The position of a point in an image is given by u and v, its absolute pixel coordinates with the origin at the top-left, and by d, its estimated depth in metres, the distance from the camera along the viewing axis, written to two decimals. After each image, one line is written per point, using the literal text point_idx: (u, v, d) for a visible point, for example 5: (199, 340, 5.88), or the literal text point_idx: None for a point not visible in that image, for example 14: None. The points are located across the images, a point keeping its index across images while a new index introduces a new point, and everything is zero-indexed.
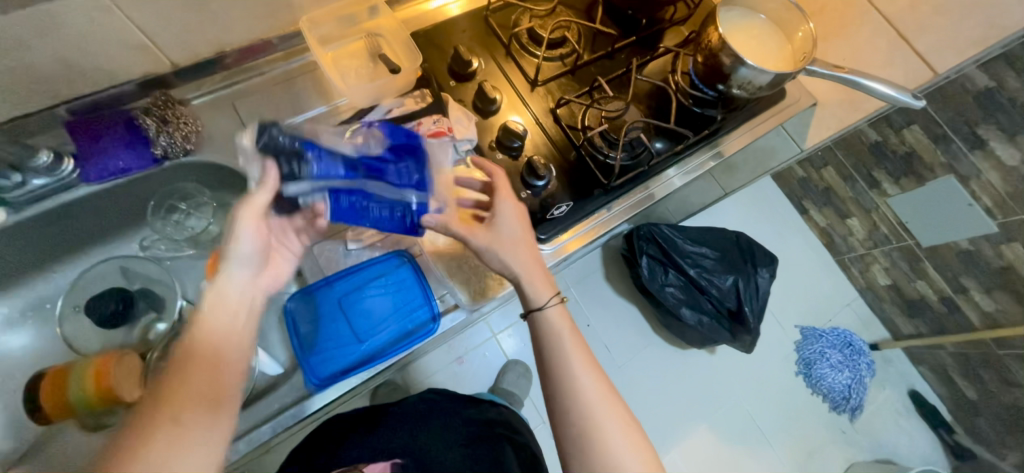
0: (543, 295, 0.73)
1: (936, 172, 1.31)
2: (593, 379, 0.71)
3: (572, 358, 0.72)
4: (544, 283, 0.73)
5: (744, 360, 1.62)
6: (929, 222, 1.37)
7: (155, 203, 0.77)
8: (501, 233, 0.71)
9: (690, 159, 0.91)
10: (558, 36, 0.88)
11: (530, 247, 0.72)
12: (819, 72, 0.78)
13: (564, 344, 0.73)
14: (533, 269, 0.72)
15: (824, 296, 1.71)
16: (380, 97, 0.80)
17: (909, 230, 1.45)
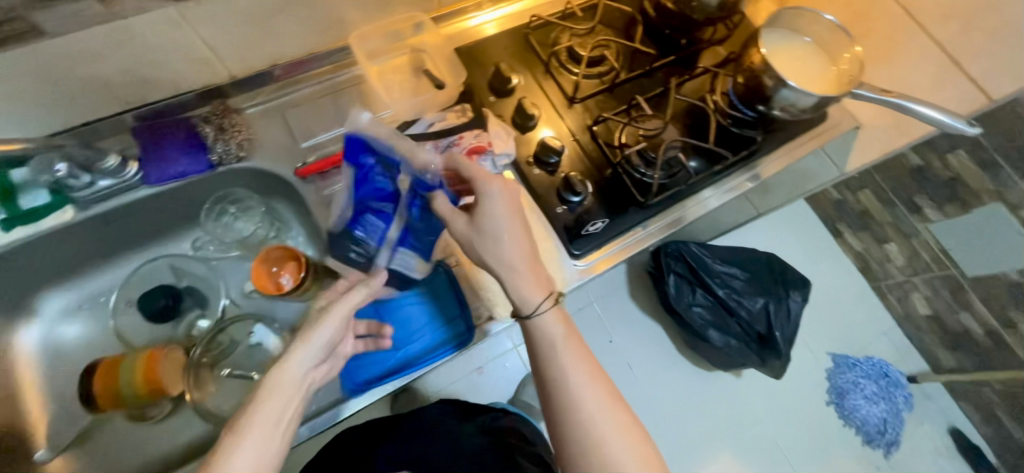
0: (534, 299, 0.69)
1: (984, 200, 1.26)
2: (591, 385, 0.69)
3: (570, 369, 0.69)
4: (534, 287, 0.69)
5: (773, 386, 1.57)
6: (975, 250, 1.33)
7: (209, 204, 0.81)
8: (485, 230, 0.67)
9: (727, 179, 0.89)
10: (597, 54, 0.89)
11: (520, 241, 0.68)
12: (866, 96, 0.77)
13: (561, 353, 0.70)
14: (523, 269, 0.68)
15: (859, 324, 1.64)
16: (423, 111, 0.83)
17: (952, 258, 1.40)
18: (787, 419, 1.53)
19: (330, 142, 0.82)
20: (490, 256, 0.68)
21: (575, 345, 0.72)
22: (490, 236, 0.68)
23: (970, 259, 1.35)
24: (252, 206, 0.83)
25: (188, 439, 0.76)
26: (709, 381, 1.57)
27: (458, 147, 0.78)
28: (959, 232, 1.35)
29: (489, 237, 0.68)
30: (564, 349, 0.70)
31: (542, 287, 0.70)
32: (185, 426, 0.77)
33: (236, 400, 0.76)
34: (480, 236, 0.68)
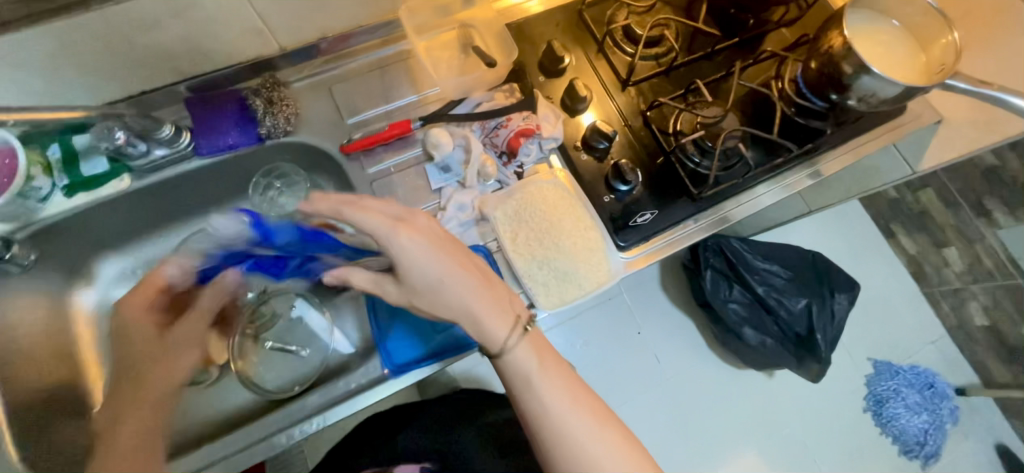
0: (498, 337, 0.64)
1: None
2: (575, 411, 0.64)
3: (548, 399, 0.64)
4: (493, 321, 0.63)
5: (808, 389, 1.51)
6: None
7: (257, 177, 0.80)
8: (416, 281, 0.61)
9: (787, 174, 0.83)
10: (656, 34, 0.84)
11: (461, 277, 0.62)
12: (962, 88, 0.69)
13: (535, 382, 0.65)
14: (479, 308, 0.63)
15: (907, 331, 1.55)
16: (471, 90, 0.80)
17: (1021, 267, 1.32)
18: (820, 425, 1.48)
19: (375, 120, 0.80)
20: (439, 304, 0.63)
21: (554, 373, 0.66)
22: (423, 285, 0.61)
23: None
24: (297, 181, 0.80)
25: (239, 404, 0.81)
26: (740, 380, 1.53)
27: (505, 129, 0.76)
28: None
29: (427, 283, 0.62)
30: (541, 385, 0.65)
31: (502, 323, 0.64)
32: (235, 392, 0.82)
33: (280, 371, 0.82)
34: (419, 285, 0.62)
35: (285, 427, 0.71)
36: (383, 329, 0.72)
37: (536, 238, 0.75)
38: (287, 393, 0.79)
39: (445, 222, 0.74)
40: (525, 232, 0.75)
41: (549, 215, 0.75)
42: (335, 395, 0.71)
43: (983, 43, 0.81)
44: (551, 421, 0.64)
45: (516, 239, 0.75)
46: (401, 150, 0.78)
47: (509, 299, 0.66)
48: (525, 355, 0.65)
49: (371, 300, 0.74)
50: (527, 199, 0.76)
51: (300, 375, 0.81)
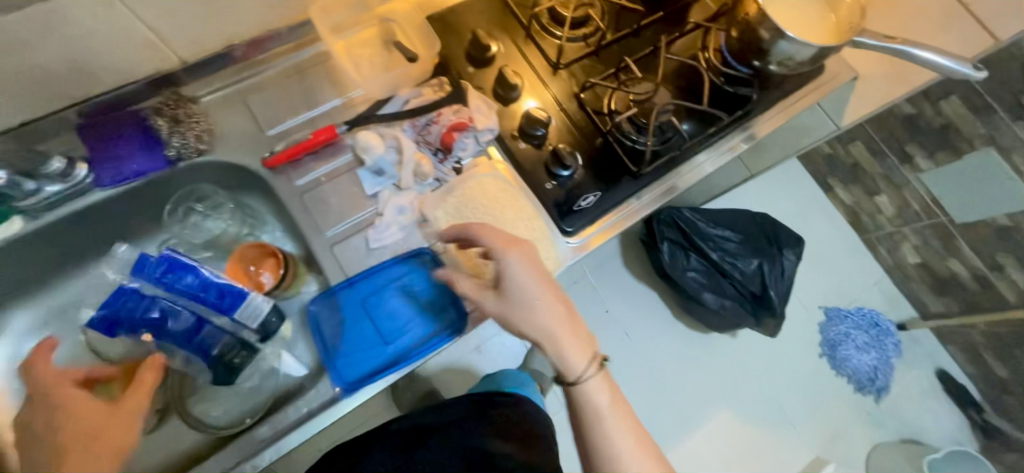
0: (577, 364, 0.63)
1: (976, 144, 1.25)
2: (642, 465, 0.62)
3: (618, 441, 0.63)
4: (576, 351, 0.63)
5: (768, 344, 1.59)
6: (965, 197, 1.32)
7: (169, 210, 0.75)
8: (511, 299, 0.62)
9: (723, 141, 0.84)
10: (581, 15, 0.83)
11: (553, 306, 0.63)
12: (870, 44, 0.72)
13: (607, 421, 0.63)
14: (563, 336, 0.63)
15: (851, 276, 1.65)
16: (397, 87, 0.77)
17: (942, 206, 1.40)
18: (782, 375, 1.56)
19: (298, 129, 0.75)
20: (526, 327, 0.62)
21: (620, 406, 0.65)
22: (514, 308, 0.62)
23: (962, 207, 1.34)
24: (222, 203, 0.77)
25: (190, 444, 0.76)
26: (706, 343, 1.58)
27: (436, 125, 0.73)
28: (961, 177, 1.32)
29: (521, 305, 0.62)
30: (608, 414, 0.64)
31: (587, 351, 0.64)
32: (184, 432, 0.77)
33: (227, 406, 0.76)
34: (509, 307, 0.62)
35: (237, 464, 0.67)
36: (331, 346, 0.69)
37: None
38: (238, 426, 0.74)
39: (386, 228, 0.72)
40: (468, 229, 0.72)
41: (490, 208, 0.73)
42: (285, 425, 0.68)
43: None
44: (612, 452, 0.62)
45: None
46: (330, 158, 0.74)
47: (589, 334, 0.66)
48: (598, 387, 0.64)
49: (313, 317, 0.70)
50: (467, 195, 0.73)
51: (251, 407, 0.76)
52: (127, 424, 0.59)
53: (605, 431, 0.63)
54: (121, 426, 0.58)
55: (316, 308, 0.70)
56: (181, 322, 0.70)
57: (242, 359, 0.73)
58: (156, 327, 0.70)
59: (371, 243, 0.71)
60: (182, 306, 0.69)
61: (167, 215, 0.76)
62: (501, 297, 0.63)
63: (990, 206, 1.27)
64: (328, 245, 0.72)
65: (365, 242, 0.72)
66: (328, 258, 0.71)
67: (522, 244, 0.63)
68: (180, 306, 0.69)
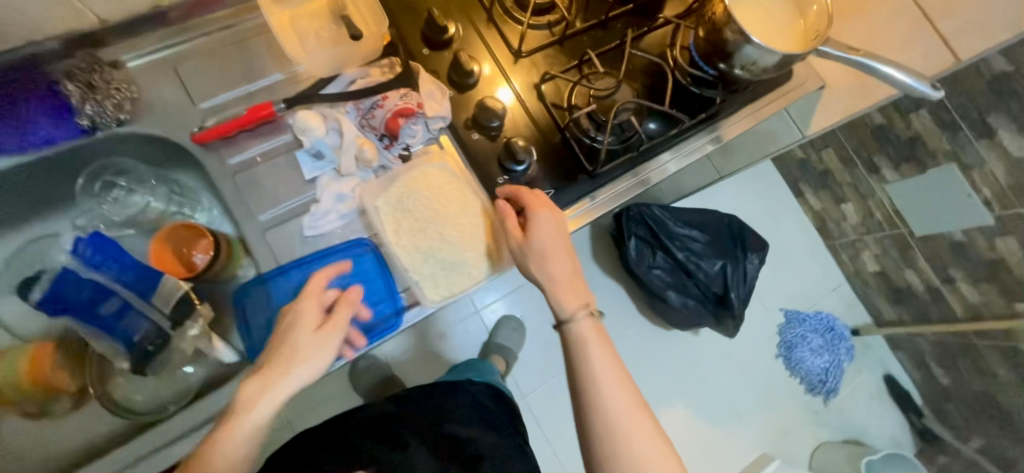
0: (568, 306, 0.63)
1: (938, 159, 1.17)
2: (625, 414, 0.58)
3: (600, 383, 0.59)
4: (567, 293, 0.64)
5: (728, 344, 1.61)
6: (923, 207, 1.26)
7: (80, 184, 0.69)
8: (530, 249, 0.64)
9: (688, 142, 0.83)
10: (545, 1, 0.79)
11: (565, 262, 0.65)
12: (834, 54, 0.70)
13: (592, 363, 0.61)
14: (562, 282, 0.64)
15: (811, 281, 1.66)
16: (342, 65, 0.72)
17: (903, 218, 1.34)
18: (739, 374, 1.59)
19: (233, 103, 0.70)
20: (534, 270, 0.65)
21: (611, 355, 0.62)
22: (531, 255, 0.64)
23: (922, 220, 1.29)
24: (145, 181, 0.71)
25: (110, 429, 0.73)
26: (668, 340, 1.60)
27: (381, 109, 0.69)
28: (917, 192, 1.26)
29: (535, 253, 0.64)
30: (591, 359, 0.61)
31: (580, 297, 0.64)
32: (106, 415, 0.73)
33: (151, 391, 0.71)
34: (527, 252, 0.65)
35: None
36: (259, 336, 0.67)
37: (420, 228, 0.68)
38: (161, 414, 0.70)
39: (323, 215, 0.68)
40: (410, 222, 0.68)
41: (433, 201, 0.68)
42: (204, 417, 0.65)
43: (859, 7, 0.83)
44: (592, 397, 0.59)
45: (396, 231, 0.68)
46: (267, 136, 0.70)
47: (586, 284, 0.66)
48: (586, 333, 0.62)
49: (242, 302, 0.67)
50: (408, 186, 0.69)
51: (174, 394, 0.71)
52: (323, 345, 0.59)
53: (587, 371, 0.60)
54: (314, 347, 0.58)
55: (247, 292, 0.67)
56: (109, 306, 0.66)
57: (157, 344, 0.69)
58: (86, 311, 0.66)
59: (305, 232, 0.67)
60: (102, 296, 0.66)
61: (81, 190, 0.70)
62: (522, 244, 0.65)
63: (950, 222, 1.22)
64: (262, 231, 0.68)
65: (298, 230, 0.68)
66: (260, 244, 0.67)
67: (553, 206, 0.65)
68: (101, 298, 0.66)
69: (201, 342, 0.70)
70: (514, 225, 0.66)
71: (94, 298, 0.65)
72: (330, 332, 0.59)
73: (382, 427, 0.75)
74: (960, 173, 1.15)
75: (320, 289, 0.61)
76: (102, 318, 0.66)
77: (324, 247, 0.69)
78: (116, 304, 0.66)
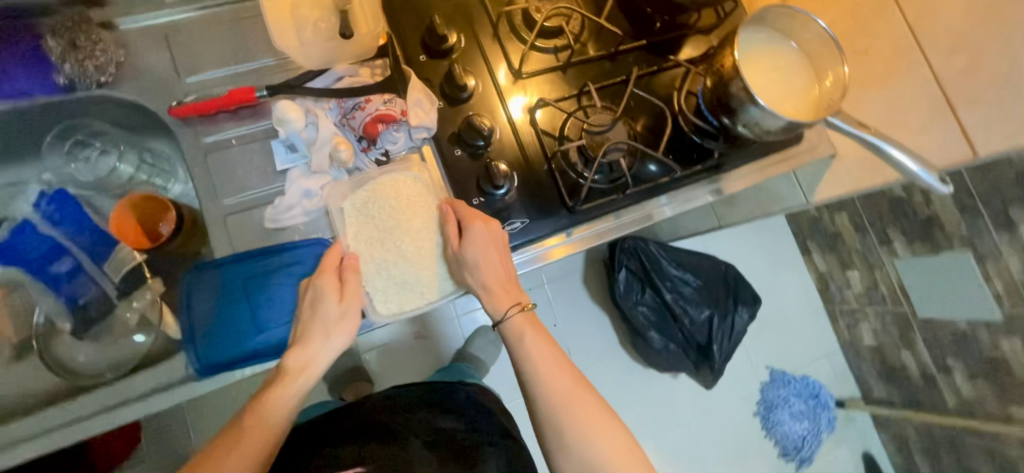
0: (499, 307, 0.68)
1: (953, 243, 0.99)
2: (561, 394, 0.64)
3: (535, 369, 0.65)
4: (494, 298, 0.67)
5: (704, 397, 1.47)
6: (930, 288, 1.09)
7: (51, 139, 0.70)
8: (463, 261, 0.65)
9: (686, 189, 0.79)
10: (554, 24, 0.77)
11: (497, 270, 0.66)
12: (841, 127, 0.67)
13: (527, 352, 0.67)
14: (493, 287, 0.67)
15: (804, 344, 1.49)
16: (333, 60, 0.71)
17: (909, 298, 1.16)
18: (719, 431, 1.46)
19: (221, 81, 0.69)
20: (467, 279, 0.67)
21: (544, 343, 0.68)
22: (464, 264, 0.65)
23: (928, 301, 1.11)
24: (115, 145, 0.72)
25: (16, 387, 0.66)
26: (647, 380, 1.47)
27: (362, 111, 0.67)
28: (925, 272, 1.08)
29: (466, 264, 0.65)
30: (526, 349, 0.67)
31: (510, 297, 0.68)
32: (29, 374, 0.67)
33: (96, 352, 0.68)
34: (461, 261, 0.65)
35: (71, 423, 0.60)
36: (197, 325, 0.64)
37: (378, 239, 0.66)
38: (96, 380, 0.66)
39: (286, 209, 0.67)
40: (367, 231, 0.66)
41: (399, 213, 0.67)
42: (126, 395, 0.62)
43: (881, 80, 0.80)
44: (529, 383, 0.65)
45: (353, 239, 0.66)
46: (246, 120, 0.69)
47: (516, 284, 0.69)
48: (520, 327, 0.68)
49: (186, 288, 0.64)
50: (372, 195, 0.67)
51: (116, 359, 0.68)
52: (351, 312, 0.62)
53: (524, 360, 0.67)
54: (346, 315, 0.62)
55: (191, 277, 0.65)
56: (62, 265, 0.67)
57: (102, 310, 0.69)
58: (36, 265, 0.66)
59: (267, 223, 0.66)
60: (54, 255, 0.66)
61: (48, 145, 0.70)
62: (457, 252, 0.65)
63: (963, 309, 1.04)
64: (223, 216, 0.67)
65: (263, 217, 0.67)
66: (218, 227, 0.66)
67: (487, 217, 0.66)
68: (52, 255, 0.66)
69: (149, 311, 0.68)
70: (452, 232, 0.66)
71: (47, 255, 0.66)
72: (350, 303, 0.62)
73: (367, 424, 0.70)
74: (975, 263, 0.98)
75: (333, 264, 0.63)
76: (53, 276, 0.67)
77: (281, 243, 0.67)
78: (65, 265, 0.67)
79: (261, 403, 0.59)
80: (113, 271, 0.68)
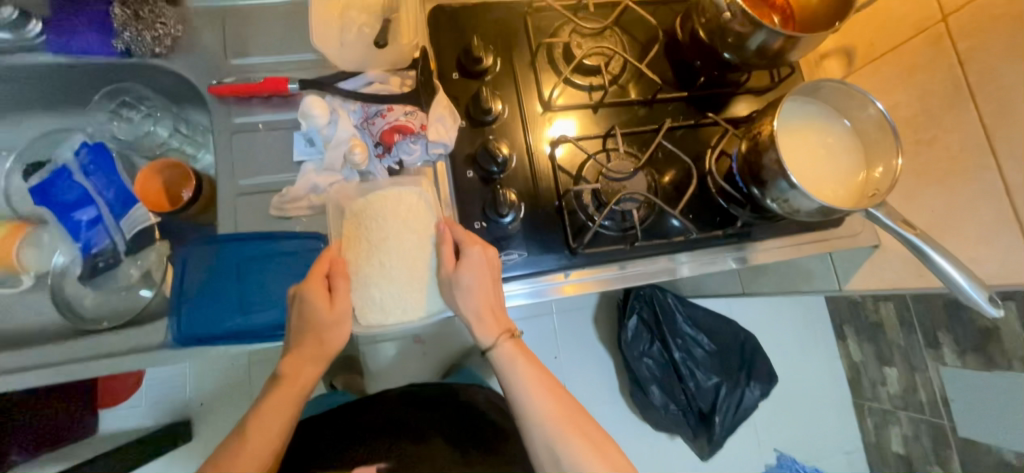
0: (489, 335, 0.65)
1: (1014, 363, 0.81)
2: (556, 422, 0.63)
3: (527, 400, 0.64)
4: (485, 325, 0.65)
5: (697, 468, 1.31)
6: (979, 410, 0.89)
7: (98, 96, 0.75)
8: (457, 285, 0.63)
9: (707, 251, 0.74)
10: (593, 63, 0.74)
11: (489, 296, 0.64)
12: (882, 220, 0.61)
13: (518, 379, 0.65)
14: (483, 312, 0.64)
15: (821, 432, 1.31)
16: (367, 64, 0.72)
17: (949, 410, 0.95)
18: None
19: (261, 68, 0.72)
20: (458, 305, 0.64)
21: (534, 370, 0.66)
22: (458, 288, 0.63)
23: (974, 422, 0.91)
24: (155, 111, 0.76)
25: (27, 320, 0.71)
26: (637, 436, 1.32)
27: (382, 119, 0.69)
28: (978, 389, 0.88)
29: (461, 288, 0.63)
30: (517, 377, 0.65)
31: (499, 323, 0.66)
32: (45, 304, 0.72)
33: (101, 299, 0.71)
34: (456, 285, 0.63)
35: (58, 363, 0.64)
36: (186, 295, 0.67)
37: (366, 249, 0.64)
38: (92, 326, 0.69)
39: (294, 199, 0.69)
40: (357, 240, 0.65)
41: (396, 225, 0.65)
42: (109, 349, 0.64)
43: (941, 178, 0.73)
44: (520, 410, 0.65)
45: (347, 244, 0.65)
46: (277, 108, 0.72)
47: (504, 310, 0.67)
48: (510, 354, 0.66)
49: (183, 258, 0.68)
50: (371, 203, 0.65)
51: (114, 310, 0.70)
52: (344, 320, 0.62)
53: (515, 388, 0.65)
54: (336, 322, 0.62)
55: (192, 250, 0.69)
56: (85, 213, 0.70)
57: (108, 263, 0.72)
58: (63, 209, 0.70)
59: (273, 210, 0.69)
60: (81, 203, 0.70)
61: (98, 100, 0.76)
62: (453, 274, 0.63)
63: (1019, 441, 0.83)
64: (234, 196, 0.69)
65: (273, 203, 0.69)
66: (228, 204, 0.69)
67: (485, 242, 0.64)
68: (80, 203, 0.70)
69: (154, 268, 0.72)
70: (449, 253, 0.64)
71: (76, 202, 0.70)
72: (342, 310, 0.62)
73: (386, 424, 0.80)
74: None
75: (323, 271, 0.62)
76: (74, 222, 0.70)
77: (282, 231, 0.70)
78: (88, 215, 0.70)
79: (266, 407, 0.63)
80: (133, 228, 0.72)
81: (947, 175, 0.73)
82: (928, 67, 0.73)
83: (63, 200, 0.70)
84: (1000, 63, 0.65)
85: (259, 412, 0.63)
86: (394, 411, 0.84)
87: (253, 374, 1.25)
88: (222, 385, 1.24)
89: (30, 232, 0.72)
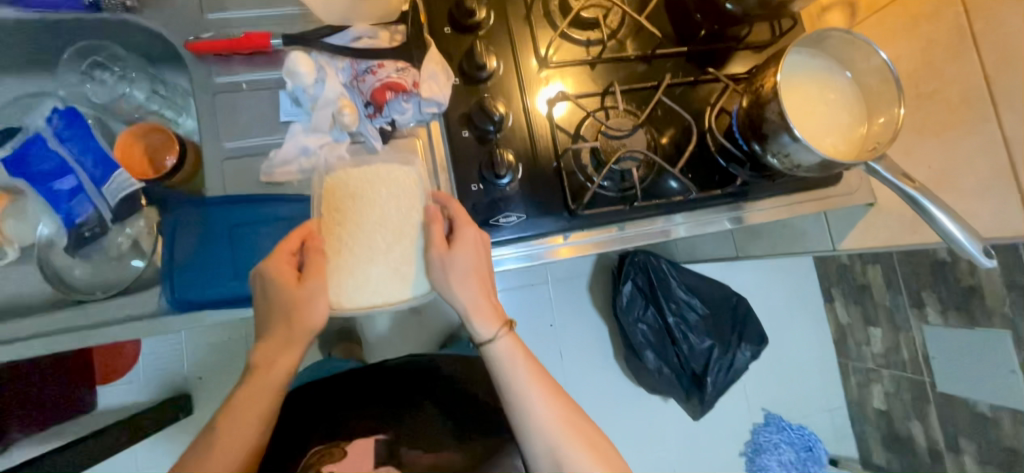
0: (485, 326, 0.64)
1: (993, 320, 0.83)
2: (551, 420, 0.64)
3: (523, 396, 0.64)
4: (479, 315, 0.64)
5: (687, 428, 1.34)
6: (960, 367, 0.91)
7: (68, 56, 0.72)
8: (450, 273, 0.60)
9: (705, 212, 0.74)
10: (592, 15, 0.72)
11: (483, 280, 0.63)
12: (883, 174, 0.60)
13: (514, 374, 0.65)
14: (481, 304, 0.63)
15: (808, 390, 1.35)
16: (351, 18, 0.69)
17: (930, 367, 0.98)
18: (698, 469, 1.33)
19: (241, 23, 0.69)
20: (451, 296, 0.62)
21: (535, 371, 0.66)
22: (451, 271, 0.60)
23: (953, 377, 0.93)
24: (128, 72, 0.74)
25: (9, 293, 0.70)
26: (630, 399, 1.35)
27: (372, 76, 0.66)
28: (962, 346, 0.90)
29: (454, 275, 0.60)
30: (518, 379, 0.65)
31: (498, 316, 0.65)
32: (31, 277, 0.70)
33: (92, 270, 0.69)
34: (450, 267, 0.60)
35: (49, 333, 0.63)
36: (174, 261, 0.65)
37: (348, 228, 0.58)
38: (86, 296, 0.67)
39: (282, 163, 0.67)
40: (338, 222, 0.58)
41: (389, 208, 0.59)
42: (102, 318, 0.64)
43: (941, 132, 0.73)
44: (521, 410, 0.64)
45: (328, 219, 0.59)
46: (261, 66, 0.69)
47: (495, 303, 0.65)
48: (507, 347, 0.65)
49: (174, 219, 0.67)
50: (361, 181, 0.59)
51: (108, 281, 0.68)
52: (315, 298, 0.58)
53: (511, 384, 0.65)
54: (303, 300, 0.58)
55: (183, 211, 0.67)
56: (64, 183, 0.66)
57: (95, 232, 0.69)
58: (42, 180, 0.66)
59: (266, 169, 0.67)
60: (58, 170, 0.66)
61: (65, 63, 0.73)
62: (448, 254, 0.59)
63: (997, 393, 0.86)
64: (220, 158, 0.67)
65: (265, 164, 0.67)
66: (215, 168, 0.67)
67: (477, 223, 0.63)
68: (56, 172, 0.66)
69: (143, 238, 0.70)
70: (439, 233, 0.60)
71: (53, 171, 0.66)
72: (311, 287, 0.57)
73: (382, 391, 0.81)
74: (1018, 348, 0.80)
75: (291, 248, 0.59)
76: (54, 193, 0.66)
77: (273, 197, 0.67)
78: (67, 182, 0.66)
79: (254, 367, 0.63)
80: (115, 195, 0.67)
81: (943, 128, 0.73)
82: (931, 16, 0.72)
83: (36, 168, 0.66)
84: (1003, 11, 0.64)
85: (258, 381, 0.62)
86: (389, 380, 0.84)
87: (250, 348, 1.24)
88: (219, 359, 1.24)
89: (9, 201, 0.68)
